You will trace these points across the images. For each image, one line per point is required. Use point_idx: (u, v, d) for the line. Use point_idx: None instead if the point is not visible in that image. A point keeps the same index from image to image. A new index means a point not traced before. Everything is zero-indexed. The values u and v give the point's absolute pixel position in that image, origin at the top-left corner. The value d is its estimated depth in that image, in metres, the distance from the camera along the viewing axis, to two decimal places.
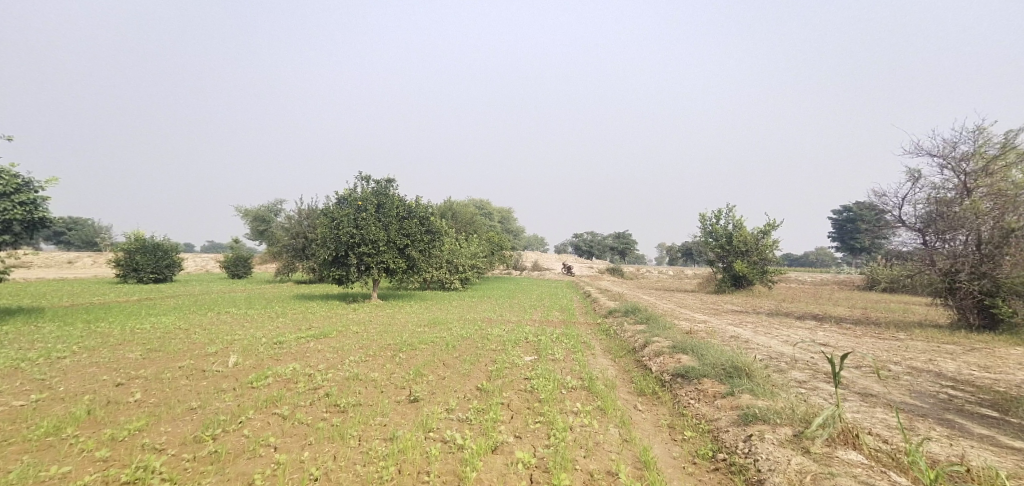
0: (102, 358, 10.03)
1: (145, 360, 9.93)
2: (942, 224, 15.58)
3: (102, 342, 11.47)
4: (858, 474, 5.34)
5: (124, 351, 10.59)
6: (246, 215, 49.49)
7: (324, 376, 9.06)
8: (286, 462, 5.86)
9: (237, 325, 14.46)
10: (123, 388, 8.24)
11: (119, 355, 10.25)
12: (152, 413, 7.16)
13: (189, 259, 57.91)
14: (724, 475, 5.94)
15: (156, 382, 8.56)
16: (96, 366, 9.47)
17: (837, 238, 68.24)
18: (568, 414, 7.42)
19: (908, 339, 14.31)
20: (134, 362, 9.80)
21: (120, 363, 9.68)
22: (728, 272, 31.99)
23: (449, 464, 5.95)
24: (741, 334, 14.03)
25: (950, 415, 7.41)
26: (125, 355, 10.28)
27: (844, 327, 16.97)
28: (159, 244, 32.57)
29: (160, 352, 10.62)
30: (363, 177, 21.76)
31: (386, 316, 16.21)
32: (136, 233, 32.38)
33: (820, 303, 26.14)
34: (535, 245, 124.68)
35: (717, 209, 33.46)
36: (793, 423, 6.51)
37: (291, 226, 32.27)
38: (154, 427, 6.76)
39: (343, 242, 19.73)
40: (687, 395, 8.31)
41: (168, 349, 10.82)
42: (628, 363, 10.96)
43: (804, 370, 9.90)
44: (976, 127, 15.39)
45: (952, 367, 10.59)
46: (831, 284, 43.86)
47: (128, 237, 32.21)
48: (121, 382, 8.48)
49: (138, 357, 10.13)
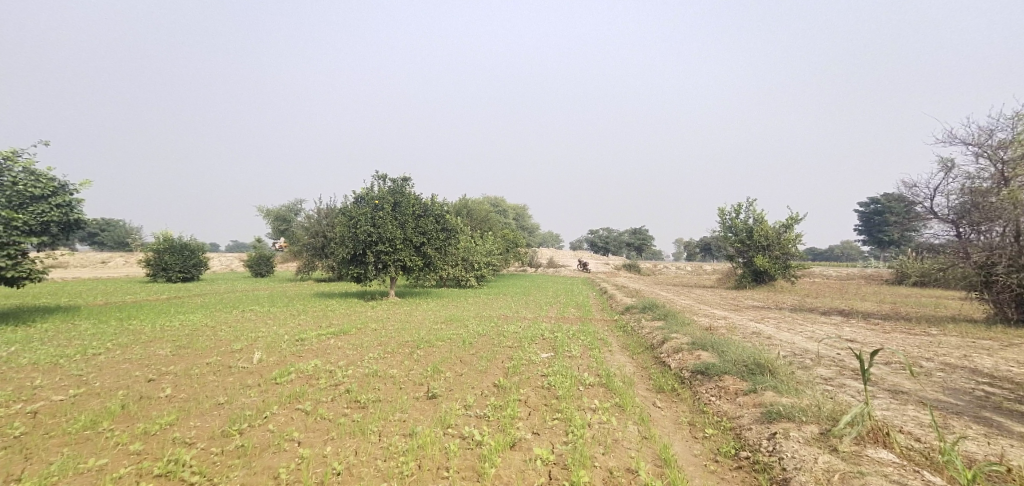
0: (133, 354, 10.28)
1: (174, 357, 10.15)
2: (976, 215, 14.98)
3: (132, 339, 11.77)
4: (889, 473, 5.14)
5: (153, 348, 10.84)
6: (268, 216, 50.42)
7: (343, 373, 9.13)
8: (309, 457, 5.91)
9: (260, 323, 14.69)
10: (155, 384, 8.43)
11: (148, 352, 10.50)
12: (182, 408, 7.29)
13: (214, 258, 59.25)
14: (747, 474, 5.79)
15: (185, 378, 8.74)
16: (127, 362, 9.71)
17: (864, 231, 66.53)
18: (586, 411, 7.33)
19: (940, 334, 13.81)
20: (163, 359, 10.02)
21: (151, 359, 9.92)
22: (749, 267, 31.36)
23: (469, 460, 5.93)
24: (763, 330, 13.74)
25: (986, 413, 7.11)
26: (155, 351, 10.53)
27: (872, 322, 16.48)
28: (187, 244, 33.37)
29: (187, 348, 10.85)
30: (379, 176, 21.93)
31: (404, 313, 16.29)
32: (164, 233, 33.25)
33: (846, 298, 25.46)
34: (553, 242, 124.35)
35: (737, 203, 32.80)
36: (820, 421, 6.32)
37: (310, 225, 32.74)
38: (183, 421, 6.89)
39: (361, 240, 19.89)
40: (708, 392, 8.14)
41: (194, 346, 11.05)
42: (647, 360, 10.80)
43: (830, 366, 9.63)
44: (1013, 113, 14.76)
45: (987, 363, 10.19)
46: (857, 278, 42.78)
47: (156, 237, 33.10)
48: (151, 378, 8.67)
49: (167, 353, 10.37)
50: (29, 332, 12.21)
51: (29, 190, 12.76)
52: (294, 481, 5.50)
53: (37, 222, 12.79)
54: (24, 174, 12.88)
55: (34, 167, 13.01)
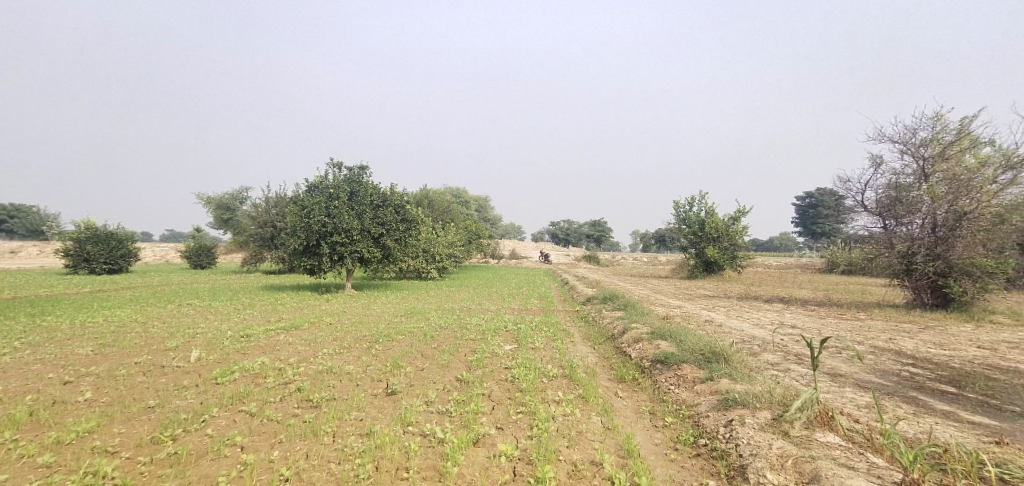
0: (48, 354, 9.45)
1: (97, 356, 9.41)
2: (900, 208, 16.04)
3: (49, 338, 10.82)
4: (838, 457, 5.41)
5: (73, 347, 10.03)
6: (208, 203, 47.84)
7: (294, 370, 8.74)
8: (253, 463, 5.61)
9: (200, 318, 13.90)
10: (72, 387, 7.79)
11: (67, 351, 9.69)
12: (105, 414, 6.76)
13: (147, 248, 55.76)
14: (706, 461, 5.97)
15: (108, 380, 8.11)
16: (39, 363, 8.91)
17: (799, 224, 70.45)
18: (550, 403, 7.35)
19: (868, 319, 14.83)
20: (84, 359, 9.27)
21: (68, 360, 9.15)
22: (700, 258, 32.52)
23: (430, 459, 5.80)
24: (715, 318, 14.30)
25: (914, 393, 7.64)
26: (74, 351, 9.72)
27: (810, 308, 17.47)
28: (112, 234, 31.14)
29: (113, 347, 10.09)
30: (334, 164, 21.13)
31: (360, 307, 15.86)
32: (86, 222, 30.89)
33: (786, 286, 26.96)
34: (513, 233, 124.74)
35: (690, 196, 33.95)
36: (772, 407, 6.59)
37: (257, 214, 31.22)
38: (106, 428, 6.39)
39: (314, 231, 19.12)
40: (667, 381, 8.35)
41: (122, 344, 10.30)
42: (608, 350, 10.97)
43: (777, 352, 10.10)
44: (935, 114, 15.87)
45: (910, 345, 10.99)
46: (795, 267, 45.23)
47: (77, 226, 30.71)
48: (69, 380, 8.00)
49: (88, 353, 9.60)
50: None
51: None
52: None
53: None
54: None
55: None
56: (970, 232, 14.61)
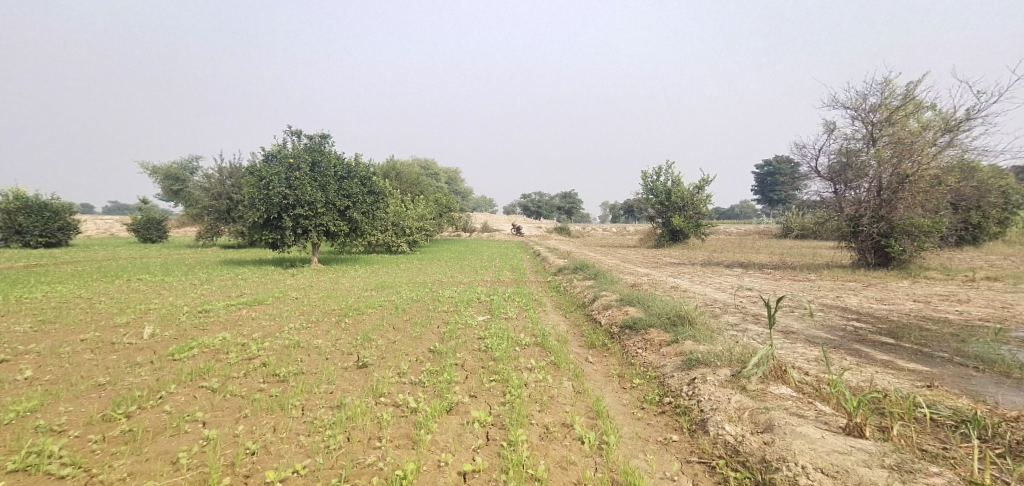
0: None
1: (38, 334, 9.04)
2: (849, 173, 16.76)
3: None
4: (789, 407, 5.80)
5: (10, 324, 9.57)
6: (156, 175, 45.63)
7: (259, 346, 8.65)
8: (217, 438, 5.60)
9: (153, 294, 13.44)
10: (11, 365, 7.49)
11: (2, 329, 9.24)
12: (48, 392, 6.56)
13: (91, 221, 52.94)
14: (670, 417, 6.31)
15: (51, 357, 7.83)
16: None
17: (758, 191, 72.70)
18: (522, 371, 7.55)
19: (818, 279, 15.65)
20: (23, 336, 8.88)
21: (7, 337, 8.76)
22: (667, 226, 33.31)
23: (402, 428, 5.93)
24: (680, 284, 14.82)
25: (858, 345, 8.19)
26: (12, 328, 9.31)
27: (766, 271, 18.25)
28: (45, 205, 29.50)
29: (55, 324, 9.70)
30: (294, 133, 20.44)
31: (328, 281, 15.66)
32: (15, 192, 29.08)
33: (745, 251, 28.03)
34: (482, 205, 124.31)
35: (657, 166, 34.53)
36: (732, 364, 6.97)
37: (212, 185, 30.05)
38: (49, 407, 6.21)
39: (276, 203, 18.58)
40: (635, 345, 8.67)
41: (65, 321, 9.91)
42: (579, 317, 11.28)
43: (736, 313, 10.61)
44: (884, 80, 16.45)
45: (856, 302, 11.73)
46: (754, 234, 46.88)
47: (6, 196, 28.89)
48: (7, 358, 7.68)
49: (28, 330, 9.20)
50: None
51: None
52: (200, 464, 5.19)
53: None
54: None
55: None
56: (911, 195, 15.45)
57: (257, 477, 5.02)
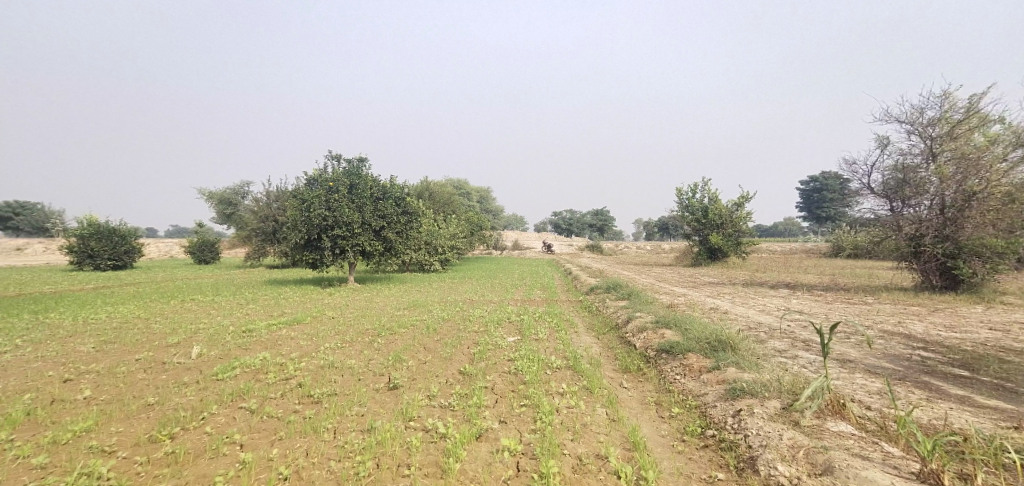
0: (50, 351, 9.37)
1: (99, 354, 9.33)
2: (908, 190, 15.73)
3: (52, 335, 10.75)
4: (851, 447, 5.24)
5: (75, 344, 9.95)
6: (210, 199, 47.81)
7: (296, 365, 8.65)
8: (252, 462, 5.48)
9: (202, 313, 13.81)
10: (72, 385, 7.69)
11: (67, 348, 9.60)
12: (102, 412, 6.65)
13: (149, 243, 55.78)
14: (714, 453, 5.82)
15: (109, 377, 8.02)
16: (42, 361, 8.80)
17: (803, 208, 69.90)
18: (554, 395, 7.21)
19: (877, 302, 14.61)
20: (85, 356, 9.18)
21: (71, 357, 9.06)
22: (704, 245, 32.29)
23: (431, 455, 5.68)
24: (721, 305, 14.12)
25: (927, 378, 7.45)
26: (76, 348, 9.66)
27: (817, 293, 17.22)
28: (115, 230, 31.21)
29: (115, 343, 10.04)
30: (334, 156, 20.95)
31: (362, 300, 15.76)
32: (88, 218, 30.96)
33: (792, 271, 26.73)
34: (515, 224, 124.52)
35: (694, 183, 33.69)
36: (781, 396, 6.42)
37: (259, 208, 31.16)
38: (103, 427, 6.28)
39: (315, 225, 18.99)
40: (673, 371, 8.19)
41: (124, 341, 10.22)
42: (612, 340, 10.81)
43: (785, 338, 9.93)
44: (943, 92, 15.47)
45: (921, 328, 10.80)
46: (799, 253, 44.77)
47: (80, 223, 30.80)
48: (68, 378, 7.89)
49: (90, 350, 9.52)
50: None
51: None
52: None
53: None
54: None
55: None
56: (979, 213, 14.31)
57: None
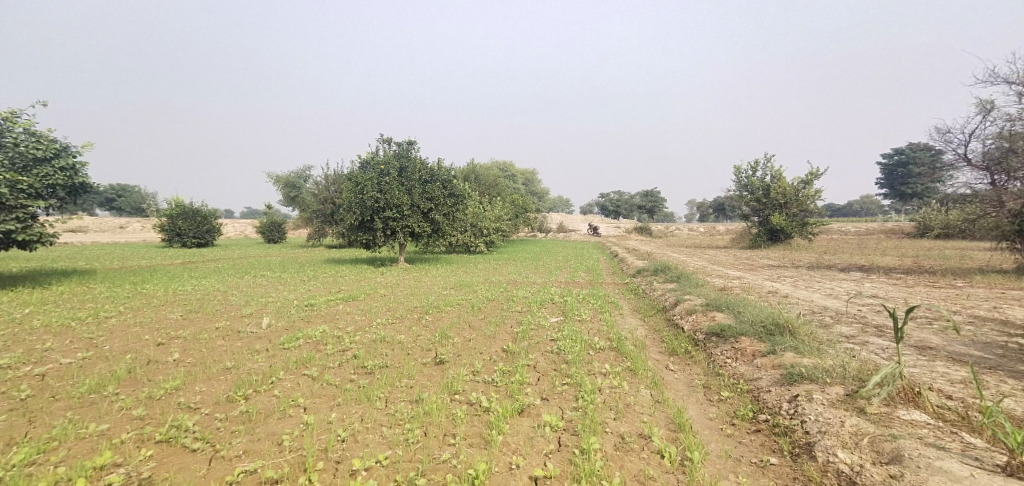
0: (145, 318, 10.26)
1: (184, 321, 10.13)
2: (1013, 161, 14.22)
3: (145, 303, 11.76)
4: (925, 436, 4.90)
5: (165, 312, 10.84)
6: (277, 182, 50.42)
7: (352, 338, 9.05)
8: (314, 424, 5.79)
9: (271, 287, 14.73)
10: (163, 348, 8.36)
11: (159, 316, 10.47)
12: (188, 373, 7.19)
13: (228, 223, 59.89)
14: (767, 437, 5.61)
15: (193, 342, 8.68)
16: (139, 326, 9.63)
17: (886, 184, 65.06)
18: (597, 375, 7.17)
19: (965, 287, 13.43)
20: (173, 323, 9.99)
21: (161, 323, 9.88)
22: (765, 226, 30.84)
23: (476, 427, 5.81)
24: (780, 288, 13.48)
25: (1019, 368, 6.79)
26: (166, 315, 10.52)
27: (892, 277, 16.07)
28: (198, 210, 33.56)
29: (197, 313, 10.85)
30: (384, 140, 21.44)
31: (414, 279, 16.21)
32: (176, 199, 33.48)
33: (864, 253, 25.06)
34: (565, 205, 123.61)
35: (754, 161, 32.04)
36: (845, 382, 6.07)
37: (318, 191, 32.60)
38: (189, 386, 6.78)
39: (368, 207, 19.64)
40: (723, 355, 7.92)
41: (206, 311, 11.04)
42: (659, 322, 10.59)
43: (852, 323, 9.35)
44: None
45: (1016, 315, 9.84)
46: (876, 233, 41.79)
47: (168, 203, 33.36)
48: (160, 342, 8.59)
49: (177, 318, 10.35)
50: (49, 295, 12.18)
51: (31, 151, 12.21)
52: (299, 448, 5.36)
53: (43, 185, 12.31)
54: (24, 135, 12.36)
55: (34, 129, 12.49)
56: None
57: (346, 464, 5.10)
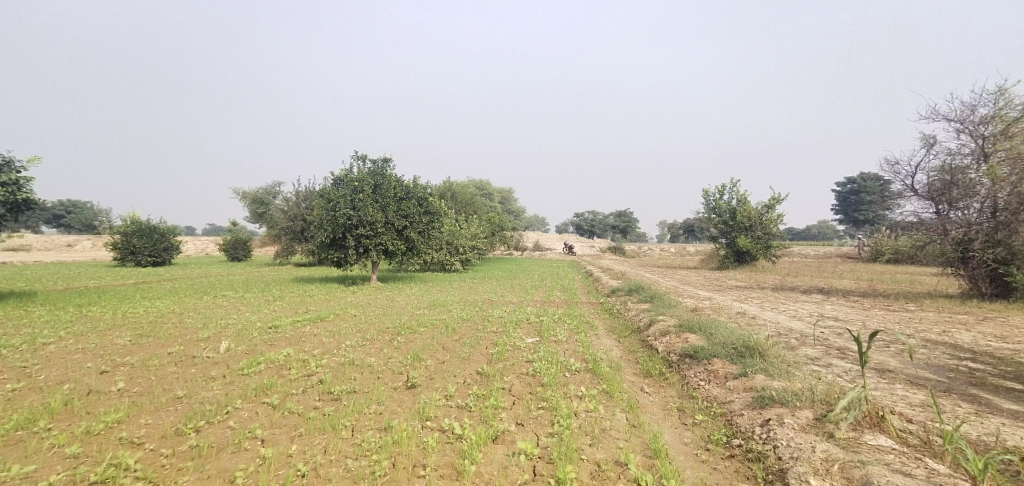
0: (88, 344, 9.63)
1: (132, 347, 9.55)
2: (955, 192, 14.89)
3: (90, 327, 11.06)
4: (892, 462, 4.89)
5: (112, 337, 10.21)
6: (243, 198, 49.14)
7: (318, 362, 8.67)
8: (271, 457, 5.44)
9: (231, 309, 14.09)
10: (107, 376, 7.83)
11: (105, 341, 9.85)
12: (133, 404, 6.72)
13: (188, 241, 57.85)
14: (741, 463, 5.53)
15: (141, 370, 8.17)
16: (81, 352, 9.02)
17: (839, 211, 67.59)
18: (572, 399, 7.01)
19: (919, 310, 13.90)
20: (121, 348, 9.41)
21: (106, 349, 9.28)
22: (732, 248, 31.48)
23: (447, 456, 5.56)
24: (748, 309, 13.66)
25: (973, 390, 6.97)
26: (112, 340, 9.90)
27: (851, 299, 16.53)
28: (155, 227, 32.31)
29: (148, 337, 10.26)
30: (359, 157, 21.13)
31: (385, 299, 15.82)
32: (131, 216, 32.15)
33: (825, 275, 25.83)
34: (539, 225, 124.40)
35: (721, 184, 32.82)
36: (815, 405, 6.07)
37: (288, 208, 31.84)
38: (133, 418, 6.33)
39: (340, 224, 19.19)
40: (696, 377, 7.88)
41: (158, 335, 10.46)
42: (634, 343, 10.53)
43: (817, 345, 9.48)
44: (996, 88, 14.59)
45: (966, 337, 10.19)
46: (833, 257, 43.33)
47: (123, 220, 32.00)
48: (104, 370, 8.04)
49: (125, 343, 9.75)
50: None
51: None
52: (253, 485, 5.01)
53: None
54: None
55: None
56: None
57: None
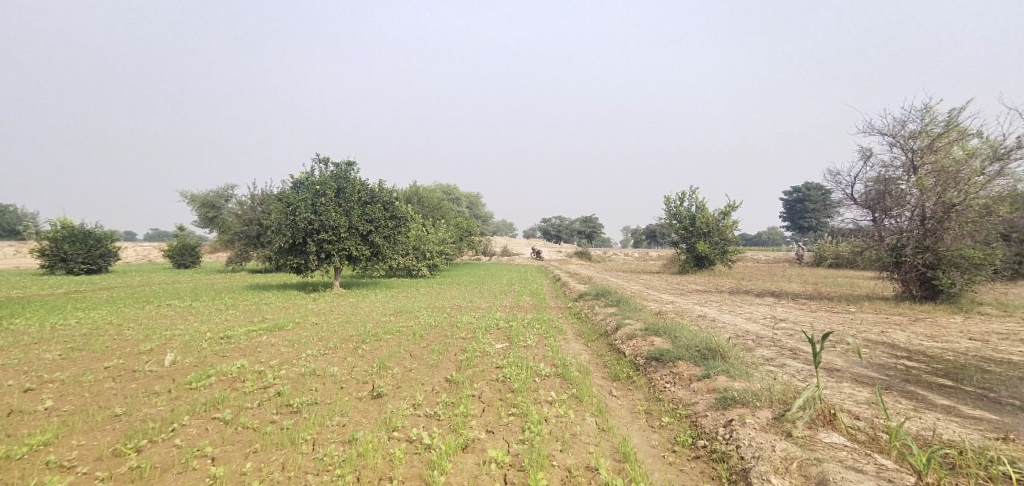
0: (12, 359, 8.95)
1: (63, 362, 8.95)
2: (888, 202, 15.91)
3: (15, 342, 10.30)
4: (844, 459, 5.17)
5: (39, 351, 9.53)
6: (192, 202, 46.97)
7: (276, 373, 8.38)
8: (222, 476, 5.23)
9: (179, 319, 13.42)
10: (33, 395, 7.31)
11: (32, 356, 9.19)
12: (64, 424, 6.31)
13: (129, 247, 54.73)
14: (706, 464, 5.72)
15: (73, 386, 7.67)
16: (2, 369, 8.38)
17: (787, 218, 70.71)
18: (542, 404, 7.07)
19: (859, 311, 14.77)
20: (50, 364, 8.80)
21: (33, 365, 8.66)
22: (691, 253, 32.47)
23: (415, 467, 5.49)
24: (707, 313, 14.11)
25: (910, 387, 7.46)
26: (40, 356, 9.24)
27: (800, 302, 17.37)
28: (89, 233, 30.46)
29: (82, 351, 9.63)
30: (321, 159, 20.60)
31: (348, 305, 15.44)
32: (63, 221, 30.17)
33: (776, 279, 27.01)
34: (506, 230, 124.63)
35: (681, 191, 33.83)
36: (773, 405, 6.35)
37: (243, 212, 30.66)
38: (63, 440, 5.94)
39: (301, 229, 18.63)
40: (663, 379, 8.08)
41: (93, 348, 9.84)
42: (601, 347, 10.69)
43: (771, 347, 9.91)
44: (923, 106, 15.73)
45: (903, 337, 10.89)
46: (782, 263, 45.30)
47: (53, 225, 29.99)
48: (29, 388, 7.50)
49: (55, 358, 9.12)
50: None
51: None
52: None
53: None
54: None
55: None
56: (957, 225, 14.54)
57: None
